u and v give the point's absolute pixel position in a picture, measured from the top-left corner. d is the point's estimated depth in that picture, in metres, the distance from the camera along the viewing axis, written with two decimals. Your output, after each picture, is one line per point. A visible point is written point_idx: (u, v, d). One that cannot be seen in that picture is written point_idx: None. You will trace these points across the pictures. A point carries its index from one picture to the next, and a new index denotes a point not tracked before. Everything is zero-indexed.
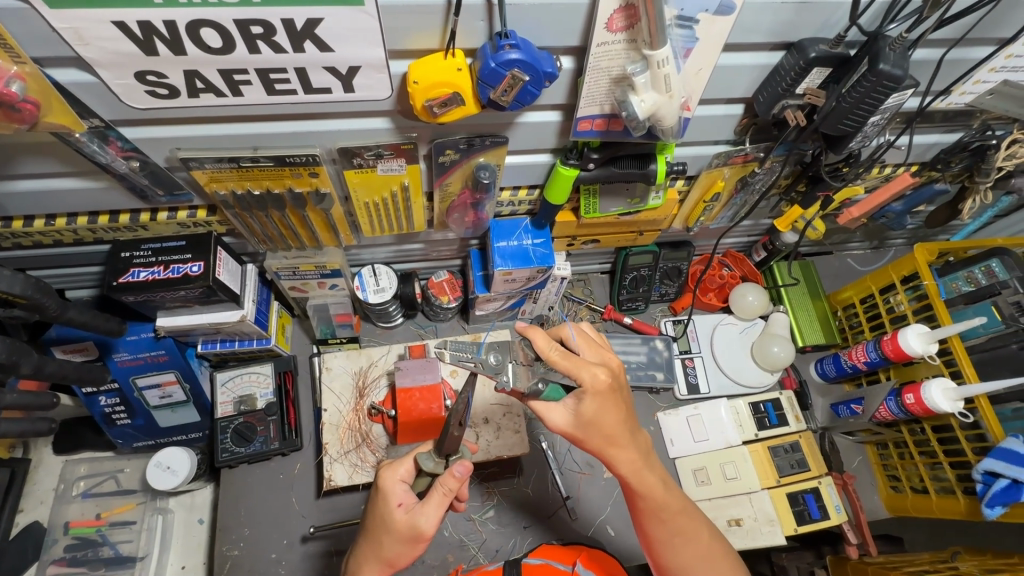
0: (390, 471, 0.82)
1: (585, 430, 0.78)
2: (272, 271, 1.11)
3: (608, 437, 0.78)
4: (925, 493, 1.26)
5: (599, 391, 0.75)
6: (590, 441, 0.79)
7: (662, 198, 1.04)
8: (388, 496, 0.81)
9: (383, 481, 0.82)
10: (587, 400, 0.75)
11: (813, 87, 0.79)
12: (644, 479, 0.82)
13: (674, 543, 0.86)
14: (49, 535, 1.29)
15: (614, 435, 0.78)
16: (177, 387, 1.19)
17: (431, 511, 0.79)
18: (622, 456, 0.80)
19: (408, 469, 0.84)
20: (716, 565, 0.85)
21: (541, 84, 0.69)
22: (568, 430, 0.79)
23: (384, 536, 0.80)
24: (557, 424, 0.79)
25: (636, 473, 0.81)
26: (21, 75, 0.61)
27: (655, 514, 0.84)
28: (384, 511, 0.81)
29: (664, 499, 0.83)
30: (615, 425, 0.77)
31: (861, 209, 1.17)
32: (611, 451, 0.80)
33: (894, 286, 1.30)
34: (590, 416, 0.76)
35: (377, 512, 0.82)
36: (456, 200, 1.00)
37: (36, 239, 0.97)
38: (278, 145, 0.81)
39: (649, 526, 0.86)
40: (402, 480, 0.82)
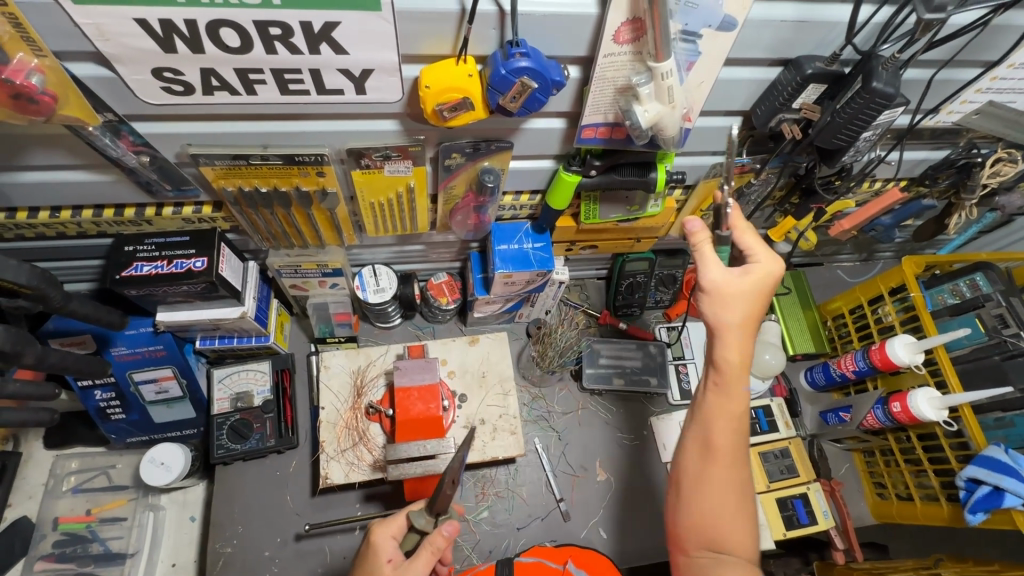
0: (382, 529, 0.84)
1: (729, 299, 0.79)
2: (273, 269, 1.12)
3: (746, 323, 0.79)
4: (909, 500, 1.29)
5: (774, 276, 0.79)
6: (731, 310, 0.79)
7: (661, 206, 1.06)
8: (378, 552, 0.83)
9: (376, 539, 0.84)
10: (757, 272, 0.79)
11: (809, 102, 0.83)
12: (742, 383, 0.80)
13: (716, 463, 0.80)
14: (37, 530, 1.27)
15: (745, 327, 0.79)
16: (174, 383, 1.19)
17: (419, 569, 0.80)
18: (732, 342, 0.79)
19: (398, 525, 0.85)
20: (735, 509, 0.79)
21: (549, 92, 0.72)
22: (720, 288, 0.79)
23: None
24: (711, 280, 0.79)
25: (738, 369, 0.80)
26: (41, 69, 0.62)
27: (716, 423, 0.80)
28: (372, 567, 0.82)
29: (740, 418, 0.80)
30: (752, 313, 0.79)
31: (851, 222, 1.20)
32: (727, 334, 0.79)
33: (882, 298, 1.33)
34: (738, 286, 0.79)
35: (365, 567, 0.83)
36: (459, 202, 1.01)
37: (39, 231, 0.97)
38: (287, 144, 0.83)
39: (701, 436, 0.81)
40: (391, 536, 0.84)
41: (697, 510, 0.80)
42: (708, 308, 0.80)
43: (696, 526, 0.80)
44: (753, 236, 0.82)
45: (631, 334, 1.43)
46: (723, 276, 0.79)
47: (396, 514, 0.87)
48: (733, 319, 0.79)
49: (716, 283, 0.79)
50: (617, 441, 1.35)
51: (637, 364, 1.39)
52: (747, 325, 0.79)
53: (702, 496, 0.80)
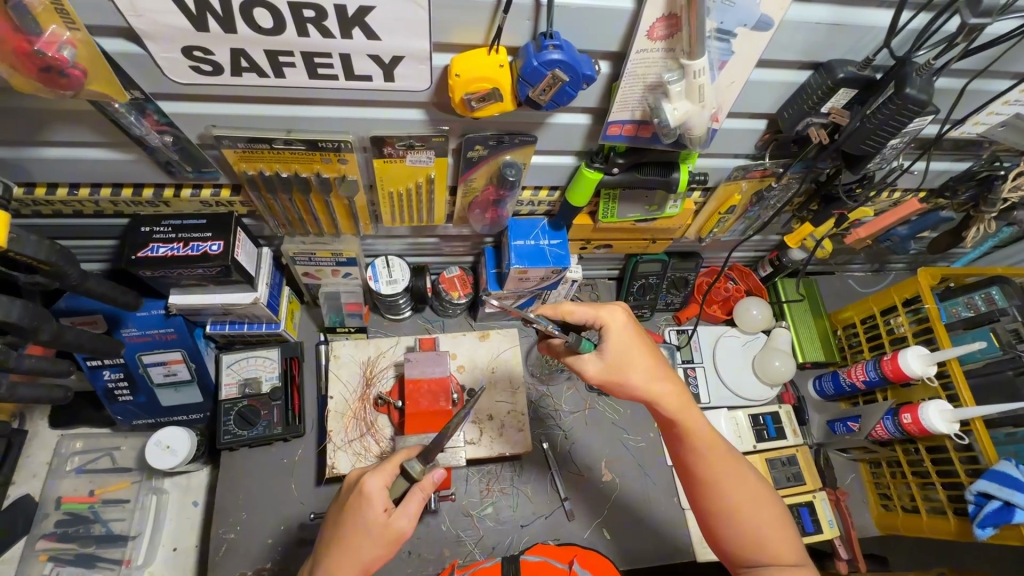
0: (375, 478, 0.82)
1: (618, 374, 0.82)
2: (288, 256, 1.11)
3: (649, 373, 0.82)
4: (915, 513, 1.28)
5: (627, 321, 0.83)
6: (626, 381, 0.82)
7: (680, 207, 1.06)
8: (371, 501, 0.81)
9: (368, 487, 0.81)
10: (615, 331, 0.82)
11: (838, 107, 0.82)
12: (692, 414, 0.84)
13: (727, 486, 0.84)
14: (40, 509, 1.27)
15: (652, 376, 0.82)
16: (183, 366, 1.19)
17: (411, 512, 0.82)
18: (663, 393, 0.83)
19: (389, 473, 0.83)
20: (762, 505, 0.84)
21: (578, 86, 0.71)
22: (603, 376, 0.83)
23: (364, 541, 0.80)
24: (594, 372, 0.83)
25: (681, 407, 0.83)
26: (72, 42, 0.61)
27: (703, 455, 0.84)
28: (367, 517, 0.80)
29: (710, 436, 0.84)
30: (643, 362, 0.82)
31: (868, 231, 1.20)
32: (648, 390, 0.83)
33: (895, 308, 1.33)
34: (618, 349, 0.82)
35: (355, 519, 0.81)
36: (478, 196, 1.01)
37: (57, 208, 0.97)
38: (311, 130, 0.82)
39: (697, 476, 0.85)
40: (384, 483, 0.82)
41: (745, 538, 0.83)
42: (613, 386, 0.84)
43: (750, 551, 0.83)
44: (587, 308, 0.83)
45: None
46: (598, 368, 0.83)
47: (382, 461, 0.85)
48: (642, 376, 0.82)
49: (601, 373, 0.83)
50: (623, 442, 1.34)
51: None
52: (656, 374, 0.83)
53: (732, 521, 0.84)
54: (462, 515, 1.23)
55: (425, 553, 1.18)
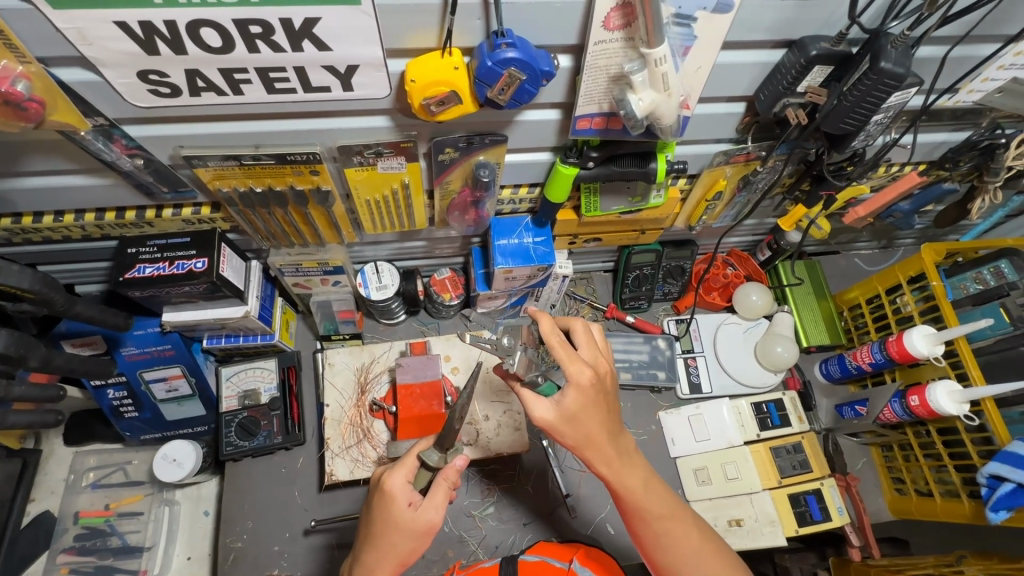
0: (396, 474, 0.83)
1: (567, 418, 0.78)
2: (275, 268, 1.12)
3: (587, 437, 0.80)
4: (929, 497, 1.25)
5: (590, 382, 0.77)
6: (568, 438, 0.80)
7: (664, 197, 1.03)
8: (395, 497, 0.82)
9: (390, 484, 0.83)
10: (571, 390, 0.77)
11: (815, 86, 0.79)
12: (627, 480, 0.83)
13: (676, 534, 0.85)
14: (59, 524, 1.32)
15: (585, 439, 0.80)
16: (183, 381, 1.21)
17: (438, 504, 0.82)
18: (601, 457, 0.81)
19: (410, 467, 0.84)
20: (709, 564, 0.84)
21: (538, 83, 0.69)
22: (550, 422, 0.79)
23: (397, 536, 0.81)
24: (542, 417, 0.79)
25: (618, 473, 0.83)
26: (26, 75, 0.63)
27: (639, 515, 0.84)
28: (393, 513, 0.81)
29: (646, 502, 0.84)
30: (594, 426, 0.79)
31: (866, 209, 1.16)
32: (591, 449, 0.81)
33: (900, 286, 1.29)
34: (575, 410, 0.78)
35: (384, 516, 0.82)
36: (457, 197, 1.00)
37: (46, 235, 0.99)
38: (280, 144, 0.82)
39: (634, 527, 0.86)
40: (406, 479, 0.84)
41: None
42: (556, 430, 0.79)
43: None
44: (561, 349, 0.77)
45: (639, 328, 1.42)
46: (551, 412, 0.78)
47: (402, 457, 0.86)
48: (580, 434, 0.80)
49: (549, 420, 0.78)
50: None
51: (644, 358, 1.38)
52: (597, 432, 0.80)
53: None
54: (464, 516, 1.23)
55: (428, 554, 1.19)
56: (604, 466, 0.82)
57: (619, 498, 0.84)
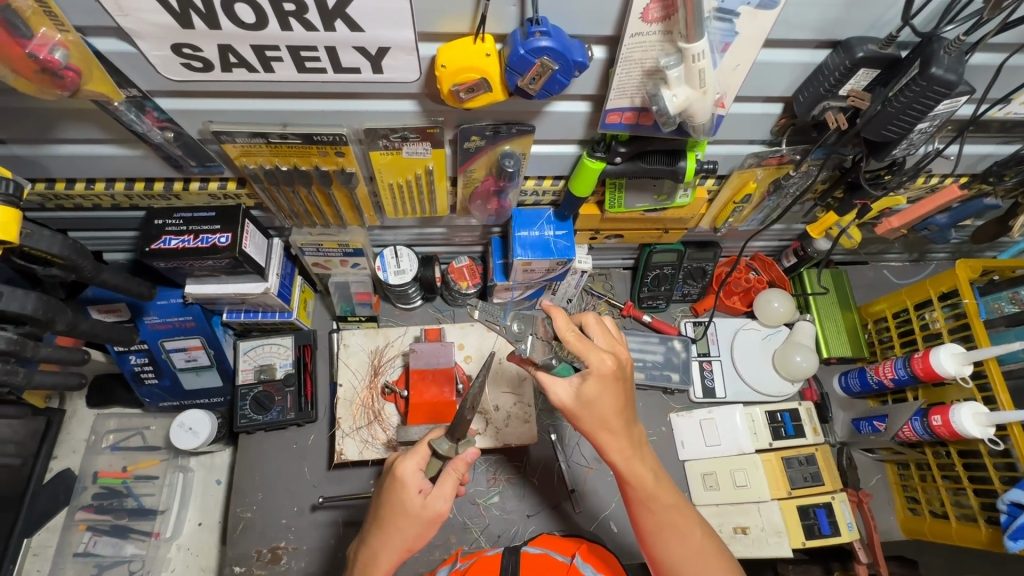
0: (408, 460, 0.84)
1: (585, 404, 0.78)
2: (297, 247, 1.13)
3: (603, 423, 0.79)
4: (944, 519, 1.22)
5: (608, 372, 0.77)
6: (584, 421, 0.80)
7: (690, 196, 1.01)
8: (406, 484, 0.82)
9: (402, 470, 0.83)
10: (591, 375, 0.77)
11: (859, 89, 0.76)
12: (637, 471, 0.82)
13: (678, 529, 0.84)
14: (79, 482, 1.37)
15: (601, 425, 0.79)
16: (202, 352, 1.24)
17: (447, 494, 0.82)
18: (614, 443, 0.80)
19: (422, 454, 0.85)
20: (707, 562, 0.83)
21: (570, 74, 0.68)
22: (567, 406, 0.79)
23: (403, 522, 0.81)
24: (559, 399, 0.79)
25: (628, 463, 0.82)
26: (64, 44, 0.63)
27: (645, 505, 0.84)
28: (402, 498, 0.82)
29: (654, 492, 0.83)
30: (611, 412, 0.79)
31: (901, 220, 1.11)
32: (605, 434, 0.80)
33: (930, 302, 1.24)
34: (592, 397, 0.77)
35: (393, 502, 0.83)
36: (479, 186, 0.99)
37: (77, 202, 1.01)
38: (307, 123, 0.82)
39: (637, 516, 0.85)
40: (417, 465, 0.84)
41: None
42: (574, 416, 0.79)
43: None
44: (577, 340, 0.77)
45: (655, 328, 1.41)
46: (572, 394, 0.79)
47: (415, 444, 0.86)
48: (597, 419, 0.79)
49: (565, 404, 0.79)
50: None
51: (659, 359, 1.36)
52: (613, 416, 0.79)
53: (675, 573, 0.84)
54: (469, 503, 1.24)
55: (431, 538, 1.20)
56: (618, 453, 0.81)
57: (626, 486, 0.84)
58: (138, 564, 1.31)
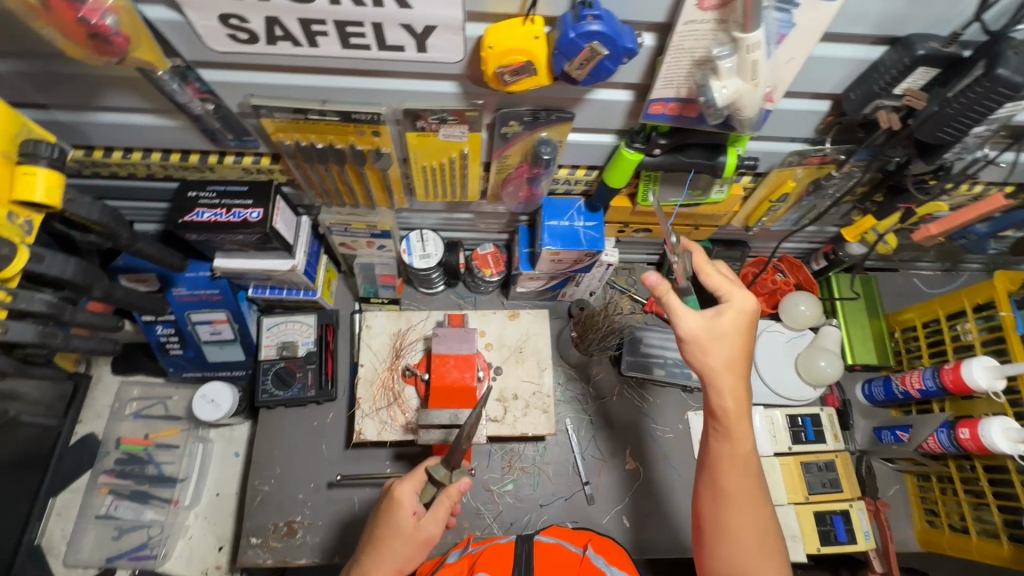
0: (405, 485, 0.87)
1: (714, 341, 0.80)
2: (325, 226, 1.13)
3: (730, 363, 0.80)
4: (964, 533, 1.20)
5: (750, 310, 0.81)
6: (710, 356, 0.80)
7: (726, 193, 0.99)
8: (402, 505, 0.86)
9: (400, 492, 0.87)
10: (724, 313, 0.81)
11: (914, 88, 0.73)
12: (741, 422, 0.80)
13: (751, 503, 0.80)
14: (102, 447, 1.40)
15: (731, 365, 0.80)
16: (227, 326, 1.25)
17: (439, 518, 0.86)
18: (733, 386, 0.80)
19: (418, 479, 0.88)
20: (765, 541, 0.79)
21: (619, 60, 0.67)
22: (697, 336, 0.80)
23: (397, 542, 0.84)
24: (688, 330, 0.80)
25: (736, 410, 0.80)
26: (115, 9, 0.63)
27: (727, 463, 0.81)
28: (396, 519, 0.85)
29: (744, 450, 0.81)
30: (739, 357, 0.80)
31: (940, 227, 1.07)
32: (720, 378, 0.80)
33: (964, 313, 1.22)
34: (725, 330, 0.80)
35: (388, 522, 0.86)
36: (513, 172, 0.98)
37: (113, 171, 1.02)
38: (346, 101, 0.82)
39: (710, 477, 0.82)
40: (413, 490, 0.87)
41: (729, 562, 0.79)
42: (700, 347, 0.80)
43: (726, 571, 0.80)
44: (723, 279, 0.83)
45: None
46: (698, 326, 0.80)
47: (413, 468, 0.90)
48: (723, 360, 0.80)
49: (696, 334, 0.80)
50: (650, 432, 1.32)
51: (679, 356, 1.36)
52: (725, 367, 0.80)
53: (730, 544, 0.79)
54: (483, 490, 1.25)
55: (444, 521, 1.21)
56: (729, 398, 0.80)
57: (717, 433, 0.82)
58: (156, 530, 1.34)
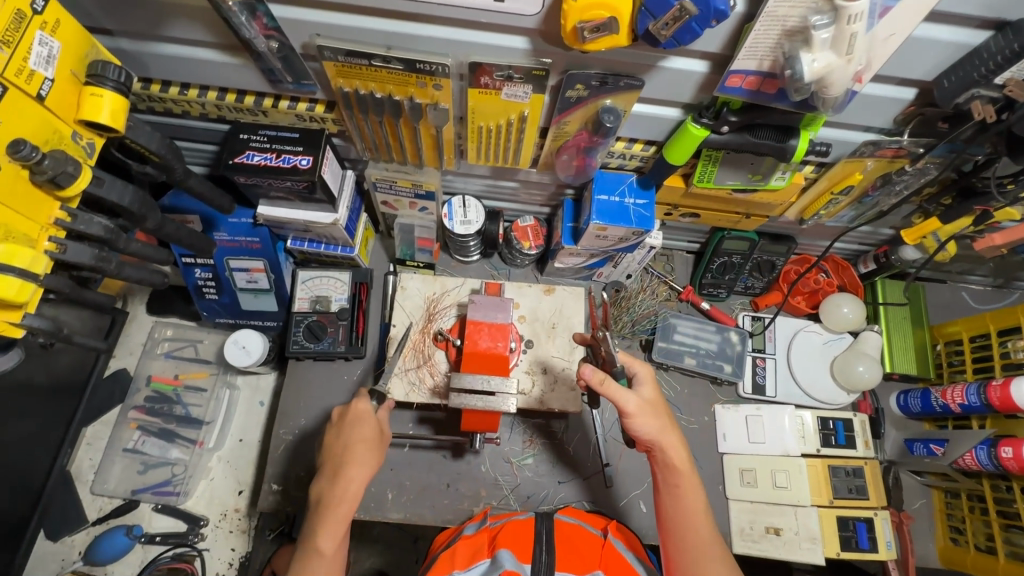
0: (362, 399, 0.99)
1: (650, 410, 0.89)
2: (370, 181, 1.12)
3: (662, 428, 0.89)
4: (991, 554, 1.16)
5: (648, 375, 0.92)
6: (647, 425, 0.89)
7: (787, 180, 0.95)
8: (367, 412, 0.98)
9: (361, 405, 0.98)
10: (649, 387, 0.91)
11: (1018, 78, 0.69)
12: (686, 478, 0.89)
13: (712, 548, 0.86)
14: (133, 383, 1.43)
15: (665, 429, 0.89)
16: (263, 275, 1.26)
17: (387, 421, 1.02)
18: (674, 446, 0.89)
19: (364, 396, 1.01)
20: None
21: (706, 23, 0.63)
22: (633, 411, 0.87)
23: (367, 441, 0.95)
24: (627, 407, 0.87)
25: (682, 467, 0.89)
26: None
27: (680, 523, 0.88)
28: (362, 423, 0.96)
29: (694, 506, 0.88)
30: (666, 423, 0.90)
31: (1004, 238, 1.04)
32: (663, 441, 0.89)
33: (1018, 330, 1.17)
34: (651, 400, 0.90)
35: (353, 430, 0.96)
36: (570, 140, 0.96)
37: (168, 107, 1.02)
38: (411, 49, 0.80)
39: (669, 540, 0.89)
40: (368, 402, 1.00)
41: None
42: (639, 421, 0.88)
43: None
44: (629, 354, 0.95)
45: (712, 317, 1.37)
46: (637, 400, 0.87)
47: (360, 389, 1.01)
48: (657, 427, 0.89)
49: (635, 408, 0.87)
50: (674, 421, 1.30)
51: (712, 348, 1.33)
52: (666, 428, 0.89)
53: None
54: (503, 461, 1.25)
55: (461, 488, 1.22)
56: (674, 459, 0.89)
57: (667, 495, 0.90)
58: (180, 468, 1.37)
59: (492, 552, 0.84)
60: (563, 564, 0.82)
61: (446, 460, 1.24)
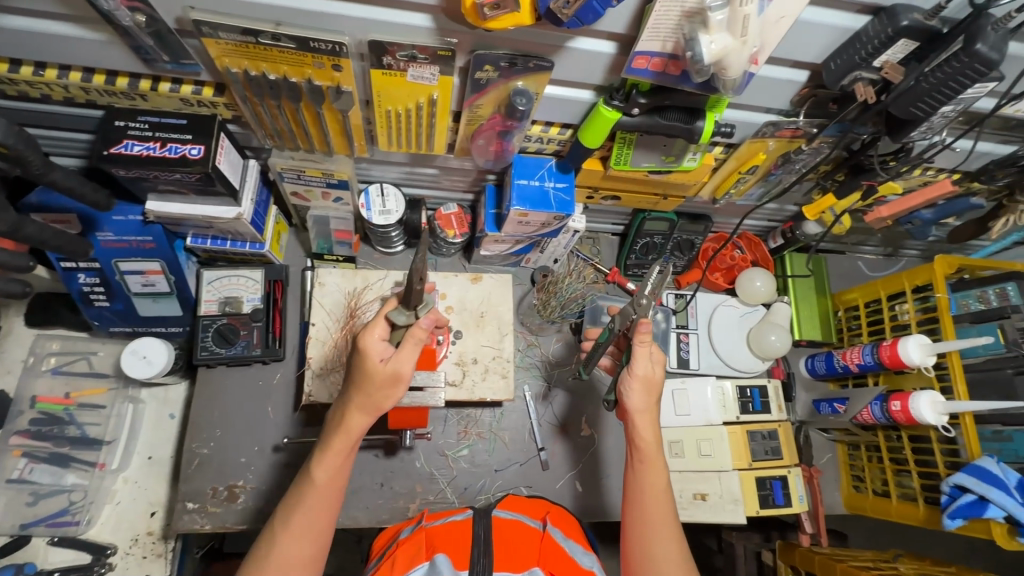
0: (374, 330, 0.81)
1: (651, 381, 0.94)
2: (275, 171, 1.04)
3: (647, 398, 0.94)
4: (885, 497, 1.29)
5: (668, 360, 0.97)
6: (632, 398, 0.93)
7: (698, 161, 0.98)
8: (368, 353, 0.79)
9: (366, 341, 0.80)
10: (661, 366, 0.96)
11: (893, 62, 0.75)
12: (654, 453, 0.91)
13: (664, 525, 0.87)
14: (14, 406, 1.26)
15: (648, 401, 0.93)
16: (161, 278, 1.13)
17: (409, 357, 0.79)
18: (647, 422, 0.93)
19: (382, 325, 0.82)
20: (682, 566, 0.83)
21: (607, 3, 0.63)
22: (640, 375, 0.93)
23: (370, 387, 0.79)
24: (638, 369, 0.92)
25: (649, 443, 0.92)
26: None
27: (639, 497, 0.90)
28: (364, 365, 0.79)
29: (656, 480, 0.90)
30: (649, 401, 0.94)
31: (890, 210, 1.14)
32: (639, 417, 0.93)
33: (904, 294, 1.28)
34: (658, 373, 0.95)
35: (357, 370, 0.80)
36: (484, 124, 0.92)
37: (22, 90, 0.89)
38: (303, 25, 0.73)
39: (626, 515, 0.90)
40: (381, 335, 0.81)
41: None
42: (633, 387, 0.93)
43: None
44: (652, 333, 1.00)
45: None
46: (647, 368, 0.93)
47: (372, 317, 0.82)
48: (645, 402, 0.93)
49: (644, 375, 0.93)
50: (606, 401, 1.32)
51: None
52: (650, 400, 0.94)
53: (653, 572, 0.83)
54: (437, 455, 1.22)
55: (395, 486, 1.19)
56: (645, 435, 0.92)
57: (634, 467, 0.92)
58: (79, 495, 1.24)
59: (430, 555, 0.80)
60: (500, 562, 0.79)
61: (378, 459, 1.20)
